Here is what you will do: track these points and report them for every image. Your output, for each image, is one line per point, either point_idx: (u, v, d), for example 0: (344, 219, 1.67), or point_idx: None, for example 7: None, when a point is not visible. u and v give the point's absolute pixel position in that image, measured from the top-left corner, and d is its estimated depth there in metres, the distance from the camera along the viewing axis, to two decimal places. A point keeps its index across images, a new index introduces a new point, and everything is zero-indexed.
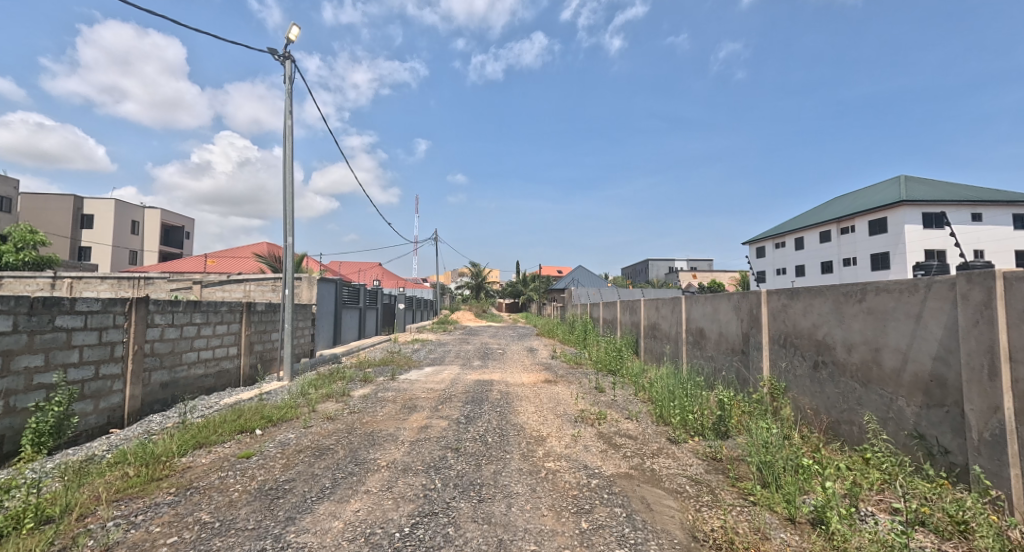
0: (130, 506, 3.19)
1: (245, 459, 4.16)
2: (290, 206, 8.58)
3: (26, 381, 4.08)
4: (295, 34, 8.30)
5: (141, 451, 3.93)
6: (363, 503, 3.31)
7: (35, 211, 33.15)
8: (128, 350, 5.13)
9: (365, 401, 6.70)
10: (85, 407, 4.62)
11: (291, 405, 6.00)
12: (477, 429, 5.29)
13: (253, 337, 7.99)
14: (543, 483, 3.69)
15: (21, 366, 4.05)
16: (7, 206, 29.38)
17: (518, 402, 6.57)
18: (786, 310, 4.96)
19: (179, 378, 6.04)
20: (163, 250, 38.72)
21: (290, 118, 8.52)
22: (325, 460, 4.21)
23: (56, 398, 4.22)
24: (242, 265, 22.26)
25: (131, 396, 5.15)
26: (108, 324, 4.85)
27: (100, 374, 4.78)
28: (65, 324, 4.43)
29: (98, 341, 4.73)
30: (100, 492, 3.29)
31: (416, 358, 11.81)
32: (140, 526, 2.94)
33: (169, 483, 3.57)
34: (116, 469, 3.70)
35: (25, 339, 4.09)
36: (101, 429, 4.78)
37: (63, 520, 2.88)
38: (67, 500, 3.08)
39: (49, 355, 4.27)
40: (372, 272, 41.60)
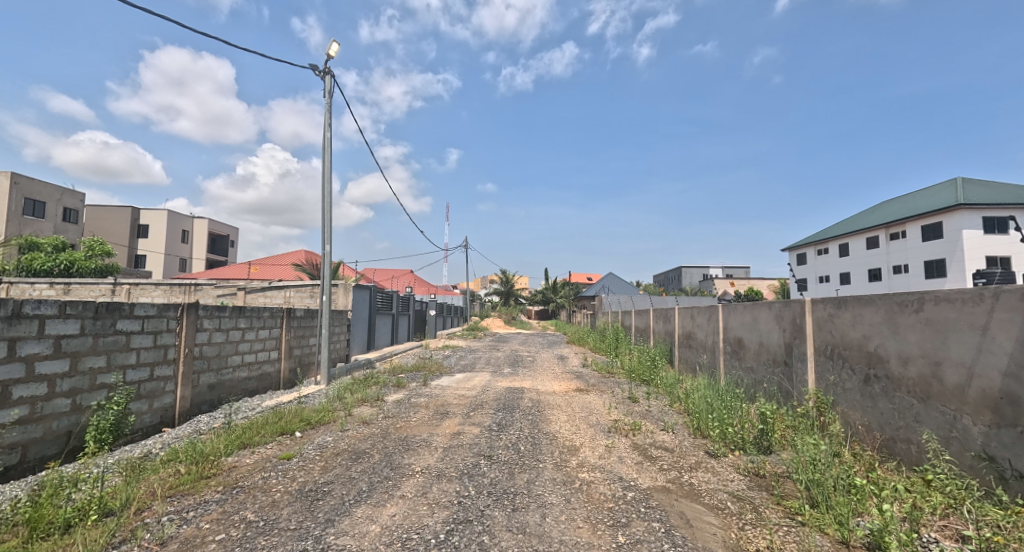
0: (182, 502, 3.34)
1: (286, 460, 4.30)
2: (327, 217, 8.86)
3: (91, 381, 4.34)
4: (335, 50, 8.64)
5: (191, 449, 4.13)
6: (399, 508, 3.36)
7: (96, 221, 35.49)
8: (180, 352, 5.41)
9: (398, 407, 6.81)
10: (141, 407, 4.88)
11: (328, 409, 6.15)
12: (510, 436, 5.30)
13: (293, 341, 8.27)
14: (578, 494, 3.66)
15: (87, 366, 4.32)
16: (74, 218, 31.10)
17: (549, 411, 6.54)
18: (833, 320, 4.77)
19: (224, 380, 6.30)
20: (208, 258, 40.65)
21: (329, 130, 8.84)
22: (362, 463, 4.31)
23: (116, 398, 4.50)
24: (282, 272, 23.14)
25: (181, 397, 5.41)
26: (162, 328, 5.13)
27: (155, 376, 5.05)
28: (125, 327, 4.69)
29: (153, 343, 5.01)
30: (155, 488, 3.46)
31: (448, 364, 11.95)
32: (192, 521, 3.07)
33: (216, 481, 3.71)
34: (168, 467, 3.89)
35: (90, 342, 4.36)
36: (155, 427, 5.05)
37: (123, 514, 3.04)
38: (127, 494, 3.27)
39: (110, 357, 4.54)
40: (403, 278, 42.28)
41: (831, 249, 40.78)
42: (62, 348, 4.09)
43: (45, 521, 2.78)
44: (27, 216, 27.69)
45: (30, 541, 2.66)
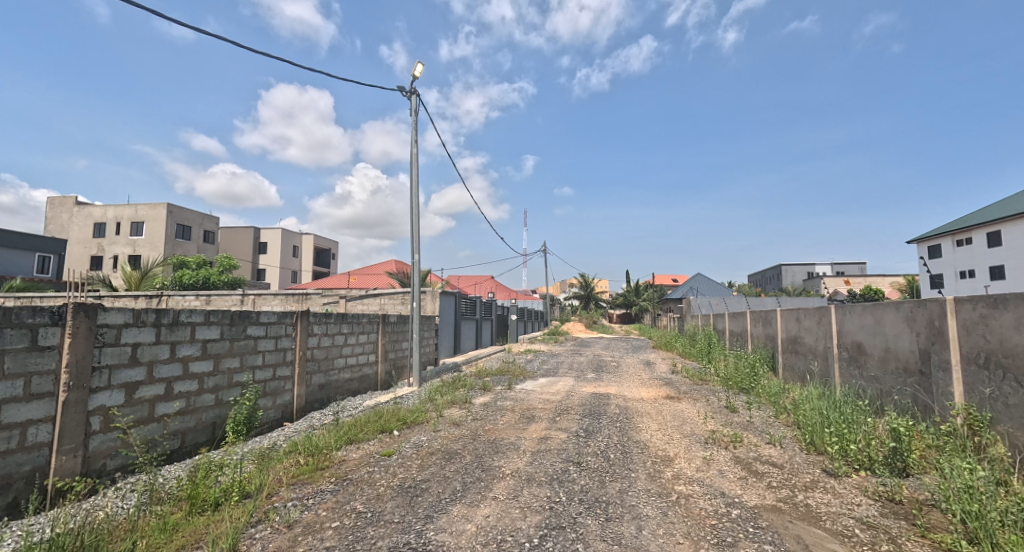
0: (302, 490, 3.68)
1: (387, 457, 4.56)
2: (416, 227, 9.33)
3: (228, 379, 4.96)
4: (419, 70, 9.12)
5: (308, 443, 4.53)
6: (492, 510, 3.42)
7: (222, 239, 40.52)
8: (296, 355, 5.99)
9: (486, 409, 6.96)
10: (267, 403, 5.48)
11: (422, 410, 6.45)
12: (598, 443, 5.18)
13: (388, 345, 8.80)
14: (675, 508, 3.48)
15: (226, 366, 4.94)
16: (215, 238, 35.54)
17: (639, 418, 6.32)
18: (986, 323, 4.11)
19: (332, 380, 6.86)
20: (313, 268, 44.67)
21: (415, 146, 9.33)
22: (455, 463, 4.45)
23: (248, 394, 5.06)
24: (375, 281, 24.80)
25: (298, 395, 5.99)
26: (282, 333, 5.73)
27: (277, 376, 5.64)
28: (254, 332, 5.29)
29: (275, 347, 5.62)
30: (281, 476, 3.85)
31: (531, 368, 12.02)
32: (312, 508, 3.37)
33: (330, 473, 4.04)
34: (290, 457, 4.30)
35: (228, 345, 4.98)
36: (278, 421, 5.65)
37: (257, 497, 3.41)
38: (259, 480, 3.66)
39: (243, 358, 5.14)
40: (485, 284, 43.38)
41: (975, 238, 35.27)
42: (207, 350, 4.72)
43: (201, 497, 3.29)
44: (179, 240, 32.42)
45: (190, 515, 3.16)
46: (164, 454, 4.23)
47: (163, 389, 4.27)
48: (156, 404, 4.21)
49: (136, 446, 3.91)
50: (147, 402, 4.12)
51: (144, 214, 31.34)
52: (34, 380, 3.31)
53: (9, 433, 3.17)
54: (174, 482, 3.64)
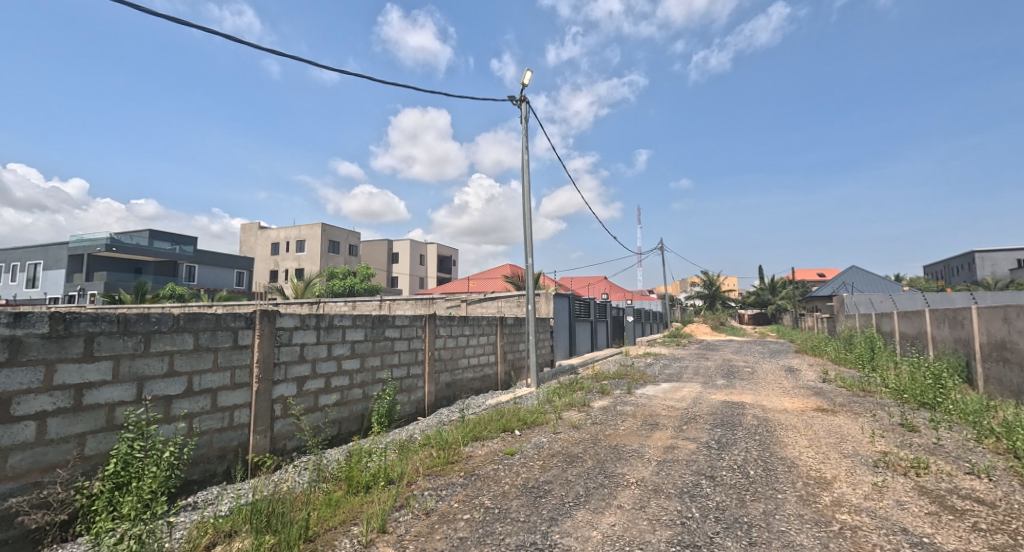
0: (436, 481, 3.85)
1: (510, 456, 4.58)
2: (529, 230, 9.40)
3: (372, 376, 5.68)
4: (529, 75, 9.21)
5: (439, 437, 4.74)
6: (618, 519, 3.21)
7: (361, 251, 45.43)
8: (426, 355, 6.55)
9: (605, 413, 6.70)
10: (404, 398, 6.12)
11: (541, 411, 6.42)
12: (735, 457, 4.64)
13: (506, 346, 8.96)
14: (839, 540, 2.93)
15: (370, 364, 5.67)
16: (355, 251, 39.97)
17: (783, 432, 5.56)
18: None
19: (457, 379, 7.20)
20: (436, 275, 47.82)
21: (527, 150, 9.44)
22: (577, 467, 4.30)
23: (387, 389, 5.79)
24: (493, 285, 25.69)
25: (429, 392, 6.54)
26: (415, 335, 6.35)
27: (411, 373, 6.27)
28: (392, 334, 5.98)
29: (409, 347, 6.24)
30: (418, 466, 4.08)
31: (652, 373, 11.38)
32: (446, 499, 3.50)
33: (459, 467, 4.18)
34: (424, 449, 4.55)
35: (371, 344, 5.69)
36: (414, 415, 6.26)
37: (399, 484, 3.68)
38: (399, 469, 3.93)
39: (384, 357, 5.85)
40: (599, 285, 42.56)
41: None
42: (356, 350, 5.49)
43: (356, 479, 3.67)
44: (331, 253, 36.98)
45: (349, 493, 3.57)
46: (326, 439, 5.04)
47: (323, 383, 5.08)
48: (319, 396, 5.03)
49: (306, 430, 4.79)
50: (313, 393, 4.96)
51: (305, 233, 36.30)
52: (236, 372, 4.26)
53: (223, 414, 4.12)
54: (336, 464, 4.22)
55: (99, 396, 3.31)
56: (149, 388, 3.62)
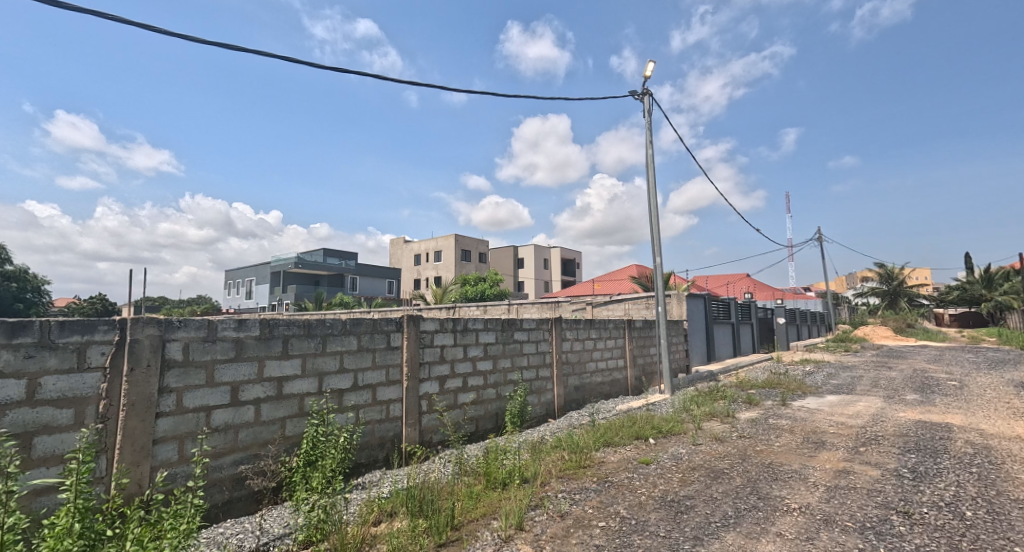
0: (569, 484, 3.83)
1: (645, 465, 4.37)
2: (655, 229, 8.94)
3: (504, 377, 5.88)
4: (651, 66, 8.81)
5: (571, 440, 4.72)
6: (778, 548, 2.85)
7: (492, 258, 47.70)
8: (553, 359, 6.58)
9: (754, 427, 6.03)
10: (535, 399, 6.24)
11: (677, 420, 6.02)
12: (939, 493, 3.79)
13: (636, 350, 8.63)
14: None
15: (502, 365, 5.88)
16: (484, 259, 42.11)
17: (1007, 466, 4.41)
18: None
19: (586, 383, 7.13)
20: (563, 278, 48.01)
21: (651, 145, 9.02)
22: (723, 484, 3.93)
23: (519, 390, 5.93)
24: (621, 287, 24.95)
25: (558, 395, 6.57)
26: (542, 337, 6.43)
27: (540, 375, 6.36)
28: (520, 337, 6.13)
29: (536, 350, 6.33)
30: (551, 467, 4.11)
31: (813, 383, 9.95)
32: (581, 503, 3.46)
33: (593, 472, 4.11)
34: (557, 451, 4.57)
35: (501, 346, 5.89)
36: (544, 417, 6.35)
37: (533, 484, 3.75)
38: (534, 469, 3.99)
39: (514, 359, 6.02)
40: (742, 284, 38.83)
41: None
42: (489, 352, 5.74)
43: (493, 475, 3.84)
44: (463, 262, 39.47)
45: (488, 488, 3.74)
46: (467, 434, 5.35)
47: (461, 382, 5.40)
48: (458, 394, 5.36)
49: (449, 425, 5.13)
50: (453, 391, 5.30)
51: (441, 244, 39.31)
52: (391, 370, 4.75)
53: (382, 406, 4.64)
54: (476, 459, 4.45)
55: (293, 387, 4.03)
56: (327, 382, 4.27)
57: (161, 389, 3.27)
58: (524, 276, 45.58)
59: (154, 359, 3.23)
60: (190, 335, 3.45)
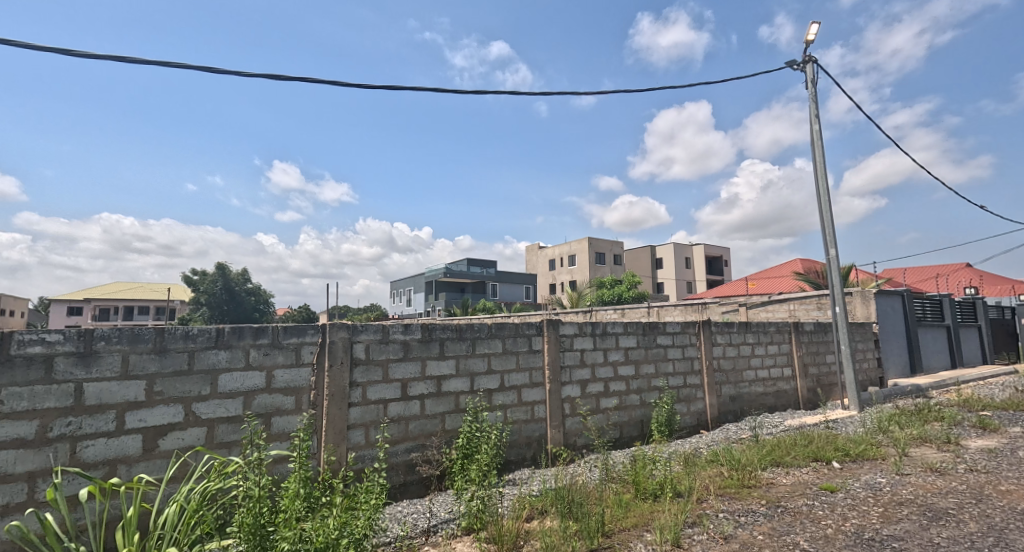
0: (732, 504, 3.58)
1: (830, 493, 3.85)
2: (826, 218, 7.87)
3: (648, 383, 5.73)
4: (813, 31, 7.77)
5: (731, 455, 4.38)
6: None
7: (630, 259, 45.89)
8: (703, 365, 6.20)
9: (990, 459, 4.84)
10: (683, 408, 5.96)
11: (872, 443, 5.14)
12: None
13: (807, 358, 7.67)
14: None
15: (645, 371, 5.73)
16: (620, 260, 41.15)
17: None
18: None
19: (744, 393, 6.61)
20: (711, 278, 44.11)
21: (816, 122, 7.96)
22: (948, 528, 3.17)
23: (665, 398, 5.71)
24: (784, 285, 22.16)
25: (711, 405, 6.17)
26: (688, 342, 6.11)
27: (688, 383, 6.04)
28: (663, 341, 5.91)
29: (682, 355, 6.04)
30: (709, 484, 3.88)
31: None
32: (746, 527, 3.22)
33: (759, 493, 3.75)
34: (713, 467, 4.29)
35: (643, 352, 5.75)
36: (696, 428, 6.02)
37: (689, 498, 3.58)
38: (689, 483, 3.81)
39: (657, 365, 5.83)
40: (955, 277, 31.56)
41: None
42: (630, 357, 5.64)
43: (642, 486, 3.78)
44: (598, 265, 39.10)
45: (638, 498, 3.72)
46: (611, 440, 5.34)
47: (603, 387, 5.40)
48: (600, 398, 5.38)
49: (592, 430, 5.18)
50: (594, 396, 5.33)
51: (575, 248, 39.45)
52: (534, 373, 4.97)
53: (527, 407, 4.89)
54: (623, 466, 4.42)
55: (450, 386, 4.47)
56: (478, 382, 4.64)
57: (352, 382, 3.92)
58: (663, 276, 43.20)
59: (346, 357, 3.90)
60: (370, 337, 4.07)
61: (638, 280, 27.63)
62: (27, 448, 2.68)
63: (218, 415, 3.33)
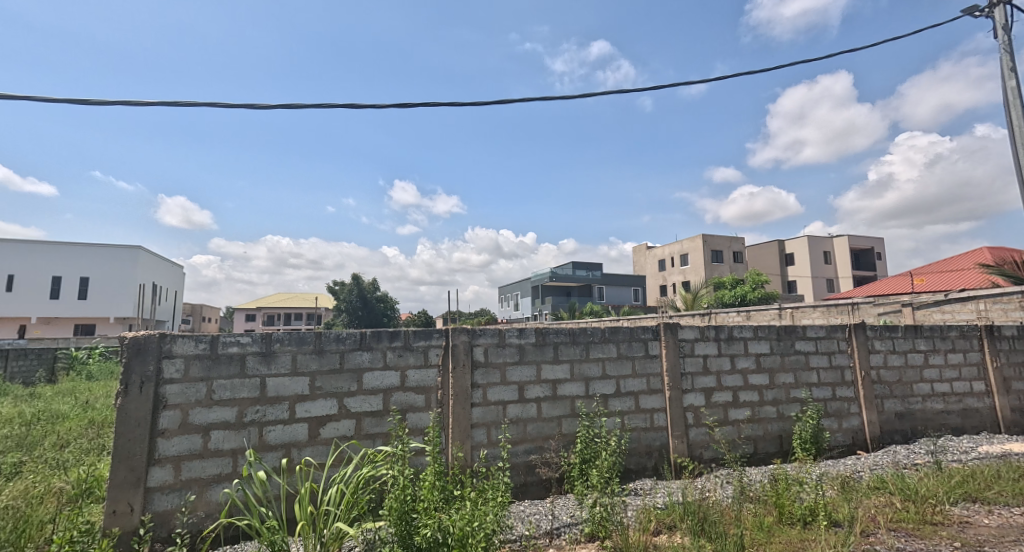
0: (910, 542, 3.03)
1: None
2: None
3: (786, 394, 5.16)
4: None
5: (903, 483, 3.73)
6: None
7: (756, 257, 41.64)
8: (857, 375, 5.42)
9: None
10: (833, 425, 5.26)
11: None
12: None
13: (1009, 371, 6.30)
14: None
15: (781, 381, 5.17)
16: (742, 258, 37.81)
17: None
18: None
19: (915, 410, 5.66)
20: (860, 275, 38.24)
21: (1010, 77, 6.48)
22: None
23: (809, 412, 5.08)
24: None
25: (870, 422, 5.37)
26: (835, 349, 5.38)
27: (838, 396, 5.32)
28: (803, 348, 5.28)
29: (829, 364, 5.34)
30: (875, 515, 3.34)
31: None
32: None
33: (948, 533, 3.11)
34: (880, 495, 3.69)
35: (779, 359, 5.19)
36: (850, 448, 5.28)
37: (850, 530, 3.11)
38: (851, 513, 3.31)
39: (797, 375, 5.22)
40: None
41: None
42: (762, 364, 5.12)
43: (787, 509, 3.42)
44: (715, 264, 36.29)
45: (781, 523, 3.35)
46: (744, 456, 4.90)
47: (731, 396, 4.97)
48: (728, 409, 4.95)
49: (721, 442, 4.79)
50: (721, 406, 4.92)
51: (688, 247, 37.19)
52: (651, 379, 4.74)
53: (645, 414, 4.67)
54: (761, 485, 4.01)
55: (566, 390, 4.44)
56: (593, 387, 4.54)
57: (473, 384, 4.07)
58: (795, 275, 38.66)
59: (468, 360, 4.05)
60: (488, 341, 4.20)
61: (766, 279, 25.00)
62: (231, 429, 3.34)
63: (364, 409, 3.69)
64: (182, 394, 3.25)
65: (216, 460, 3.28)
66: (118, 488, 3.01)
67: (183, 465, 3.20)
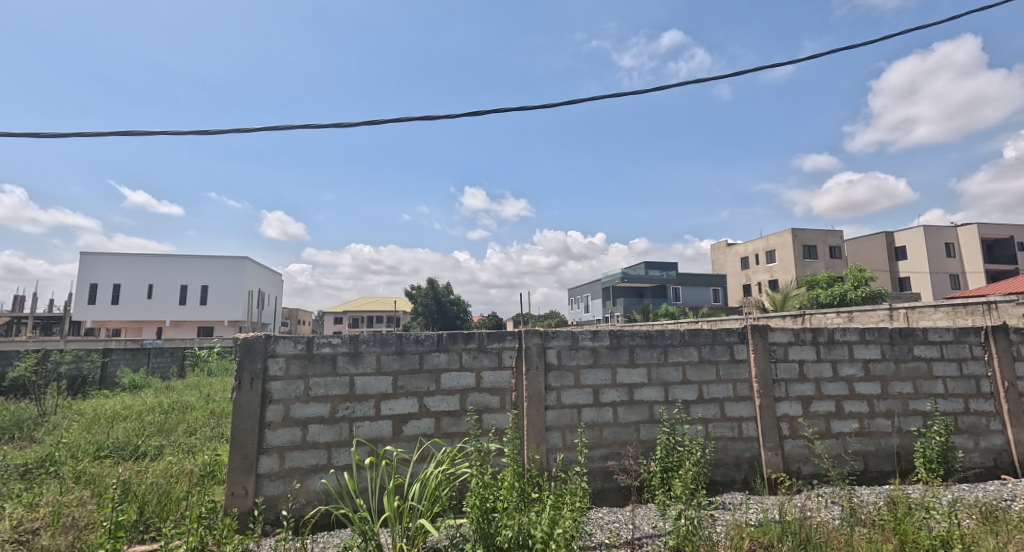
0: None
1: None
2: None
3: (904, 406, 4.54)
4: None
5: None
6: None
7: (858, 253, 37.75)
8: (998, 387, 4.65)
9: None
10: (966, 443, 4.55)
11: None
12: None
13: None
14: None
15: (897, 390, 4.55)
16: (840, 254, 34.44)
17: None
18: None
19: None
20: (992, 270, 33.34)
21: None
22: None
23: (934, 427, 4.42)
24: None
25: (1018, 442, 4.57)
26: (966, 356, 4.66)
27: (971, 409, 4.60)
28: (924, 353, 4.62)
29: (959, 373, 4.63)
30: None
31: None
32: None
33: None
34: None
35: (894, 367, 4.58)
36: (990, 471, 4.54)
37: None
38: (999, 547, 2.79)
39: (916, 384, 4.58)
40: None
41: None
42: (871, 371, 4.54)
43: (912, 537, 2.96)
44: (808, 260, 33.36)
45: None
46: (853, 474, 4.37)
47: (835, 407, 4.45)
48: (831, 420, 4.43)
49: (823, 457, 4.29)
50: (823, 416, 4.42)
51: (774, 244, 34.59)
52: (738, 385, 4.37)
53: (732, 423, 4.31)
54: (876, 507, 3.54)
55: (643, 394, 4.20)
56: (673, 392, 4.26)
57: (547, 387, 3.97)
58: (907, 271, 34.62)
59: (541, 362, 3.96)
60: (561, 343, 4.08)
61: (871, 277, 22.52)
62: (326, 424, 3.50)
63: (443, 408, 3.72)
64: (283, 390, 3.45)
65: (313, 451, 3.45)
66: (235, 473, 3.27)
67: (286, 455, 3.40)
